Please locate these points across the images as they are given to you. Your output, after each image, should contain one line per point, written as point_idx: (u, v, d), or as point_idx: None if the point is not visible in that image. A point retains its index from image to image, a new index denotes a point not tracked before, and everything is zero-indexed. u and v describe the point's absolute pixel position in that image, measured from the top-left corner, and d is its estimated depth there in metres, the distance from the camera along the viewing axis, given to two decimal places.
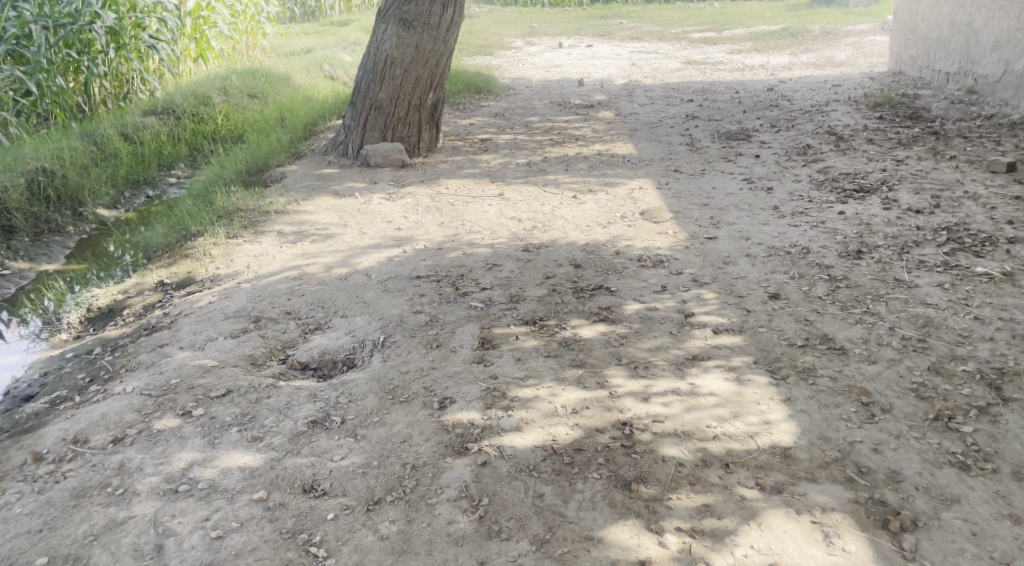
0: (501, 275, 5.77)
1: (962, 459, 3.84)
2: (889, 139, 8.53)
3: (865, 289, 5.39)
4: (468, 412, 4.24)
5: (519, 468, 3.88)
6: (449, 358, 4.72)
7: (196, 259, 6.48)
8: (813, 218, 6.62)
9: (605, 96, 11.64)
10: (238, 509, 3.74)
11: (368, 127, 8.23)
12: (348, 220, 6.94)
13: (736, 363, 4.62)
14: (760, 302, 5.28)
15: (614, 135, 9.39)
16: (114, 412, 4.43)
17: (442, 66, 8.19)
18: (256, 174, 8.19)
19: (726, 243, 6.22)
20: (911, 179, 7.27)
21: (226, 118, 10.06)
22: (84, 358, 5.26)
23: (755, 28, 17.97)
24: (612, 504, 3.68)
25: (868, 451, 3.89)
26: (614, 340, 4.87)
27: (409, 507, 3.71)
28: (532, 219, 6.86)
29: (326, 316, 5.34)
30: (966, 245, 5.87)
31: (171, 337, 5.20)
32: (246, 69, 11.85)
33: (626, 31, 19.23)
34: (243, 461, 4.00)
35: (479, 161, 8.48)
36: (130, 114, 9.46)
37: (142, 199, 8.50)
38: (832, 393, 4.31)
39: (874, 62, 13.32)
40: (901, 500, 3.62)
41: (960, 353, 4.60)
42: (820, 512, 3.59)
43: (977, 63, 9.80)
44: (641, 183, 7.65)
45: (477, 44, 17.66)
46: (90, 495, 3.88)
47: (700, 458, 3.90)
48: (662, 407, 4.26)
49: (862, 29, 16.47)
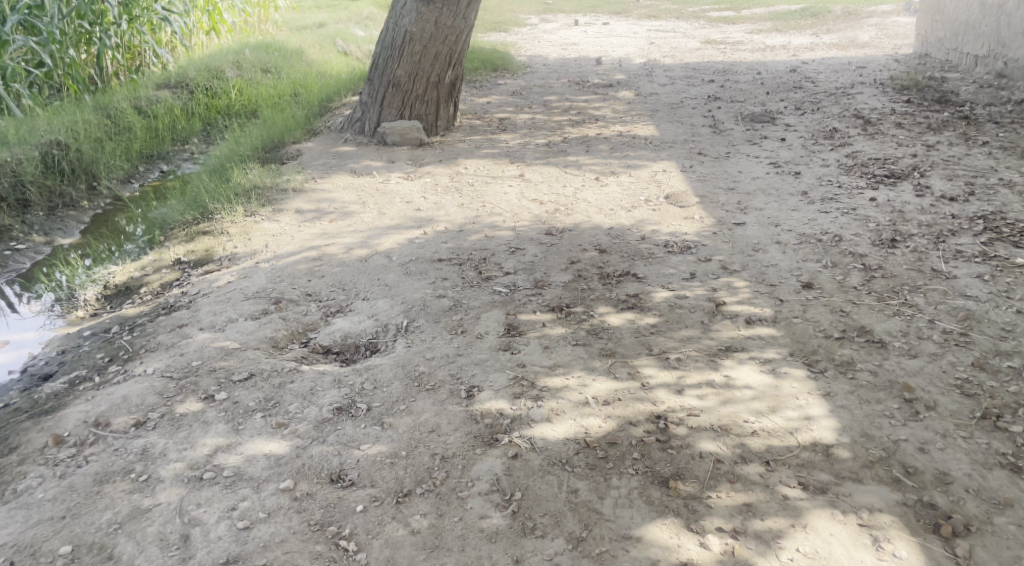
0: (525, 259, 5.63)
1: (1012, 461, 3.76)
2: (918, 124, 8.32)
3: (901, 279, 5.24)
4: (497, 401, 4.12)
5: (551, 461, 3.77)
6: (475, 345, 4.60)
7: (214, 237, 6.36)
8: (844, 204, 6.45)
9: (624, 75, 11.41)
10: (264, 498, 3.64)
11: (385, 105, 8.07)
12: (366, 199, 6.80)
13: (771, 355, 4.50)
14: (793, 292, 5.13)
15: (635, 116, 9.20)
16: (135, 394, 4.33)
17: (462, 43, 7.99)
18: (272, 151, 8.06)
19: (755, 229, 6.07)
20: (942, 165, 7.08)
21: (239, 93, 9.93)
22: (101, 337, 5.16)
23: (775, 7, 17.61)
24: (650, 502, 3.58)
25: (913, 450, 3.81)
26: (645, 329, 4.74)
27: (440, 500, 3.61)
28: (554, 201, 6.70)
29: (347, 298, 5.22)
30: (1005, 235, 5.71)
31: (190, 318, 5.09)
32: (259, 43, 11.70)
33: (643, 9, 18.91)
34: (268, 449, 3.89)
35: (498, 141, 8.31)
36: (143, 87, 9.32)
37: (156, 173, 8.39)
38: (873, 388, 4.21)
39: (899, 44, 13.04)
40: (951, 503, 3.55)
41: (1005, 348, 4.48)
42: (868, 514, 3.51)
43: (1008, 47, 9.56)
44: (664, 166, 7.47)
45: (491, 20, 17.40)
46: (113, 481, 3.79)
47: (739, 455, 3.80)
48: (697, 399, 4.14)
49: (886, 9, 16.14)
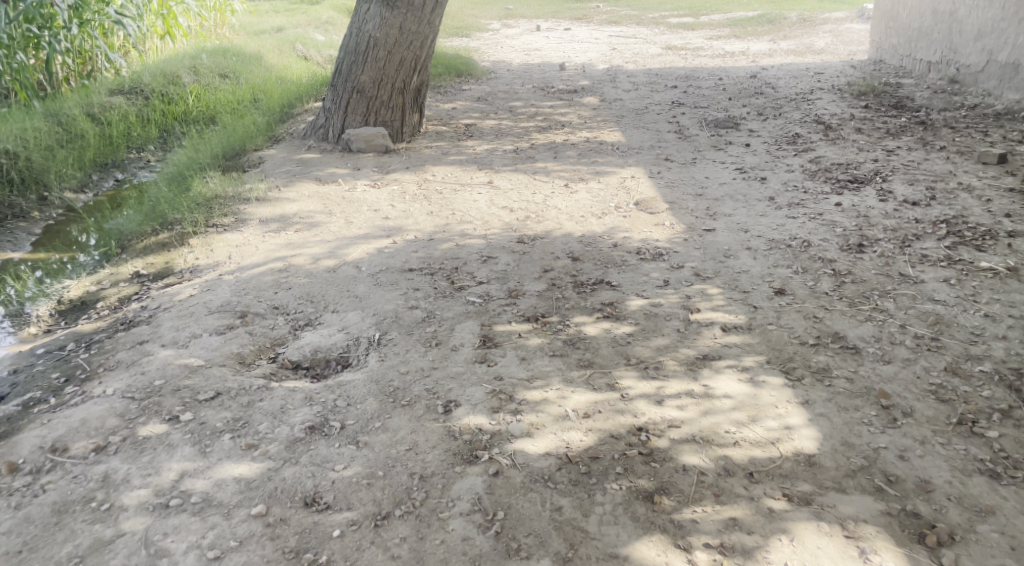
0: (497, 267, 5.54)
1: (990, 467, 3.76)
2: (877, 129, 8.41)
3: (871, 284, 5.25)
4: (475, 417, 4.02)
5: (533, 478, 3.69)
6: (450, 357, 4.49)
7: (174, 249, 6.16)
8: (810, 209, 6.47)
9: (588, 81, 11.38)
10: (236, 526, 3.49)
11: (349, 111, 7.93)
12: (332, 208, 6.65)
13: (748, 363, 4.46)
14: (767, 298, 5.12)
15: (600, 122, 9.17)
16: (95, 417, 4.14)
17: (427, 48, 7.88)
18: (233, 158, 7.86)
19: (725, 235, 6.05)
20: (904, 170, 7.14)
21: (196, 98, 9.70)
22: (56, 355, 4.94)
23: (732, 14, 17.75)
24: (636, 518, 3.51)
25: (894, 458, 3.80)
26: (621, 339, 4.68)
27: (421, 522, 3.50)
28: (524, 208, 6.62)
29: (316, 311, 5.08)
30: (968, 239, 5.75)
31: (151, 334, 4.90)
32: (216, 47, 11.45)
33: (604, 15, 18.95)
34: (239, 472, 3.74)
35: (464, 148, 8.21)
36: (95, 93, 9.05)
37: (111, 182, 8.14)
38: (850, 395, 4.19)
39: (854, 51, 13.21)
40: (934, 512, 3.54)
41: (976, 353, 4.50)
42: (853, 526, 3.49)
43: (959, 53, 9.67)
44: (633, 172, 7.44)
45: (453, 25, 17.28)
46: (73, 511, 3.61)
47: (722, 467, 3.76)
48: (677, 410, 4.09)
49: (839, 16, 16.35)
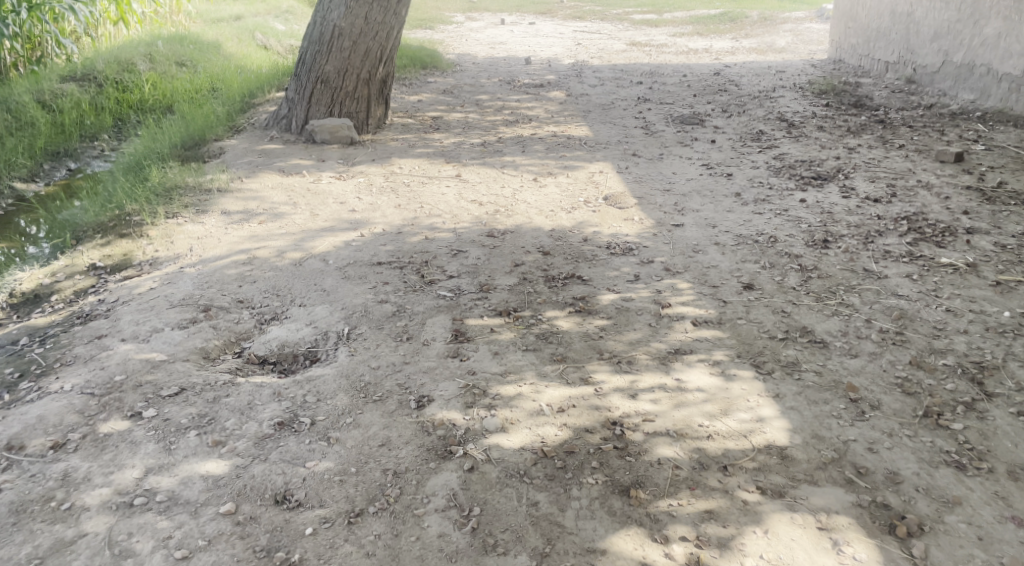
0: (467, 261, 5.49)
1: (957, 458, 3.81)
2: (838, 127, 8.52)
3: (837, 279, 5.30)
4: (448, 412, 3.97)
5: (509, 473, 3.65)
6: (422, 352, 4.43)
7: (132, 240, 6.00)
8: (776, 205, 6.52)
9: (554, 76, 11.35)
10: (204, 524, 3.39)
11: (313, 102, 7.79)
12: (298, 199, 6.53)
13: (719, 357, 4.47)
14: (736, 293, 5.14)
15: (568, 116, 9.15)
16: (53, 414, 3.99)
17: (393, 39, 7.79)
18: (192, 148, 7.68)
19: (694, 231, 6.07)
20: (865, 167, 7.24)
21: (153, 86, 9.47)
22: (9, 350, 4.77)
23: (695, 12, 17.85)
24: (612, 512, 3.49)
25: (864, 451, 3.83)
26: (593, 333, 4.66)
27: (395, 519, 3.44)
28: (493, 202, 6.57)
29: (283, 305, 4.98)
30: (928, 235, 5.84)
31: (110, 328, 4.75)
32: (172, 34, 11.20)
33: (568, 10, 18.95)
34: (206, 470, 3.64)
35: (431, 140, 8.12)
36: (46, 80, 8.81)
37: (64, 171, 7.91)
38: (820, 389, 4.22)
39: (814, 50, 13.38)
40: (904, 503, 3.58)
41: (939, 346, 4.56)
42: (827, 517, 3.51)
43: (916, 53, 9.83)
44: (601, 167, 7.43)
45: (416, 18, 17.14)
46: (32, 511, 3.48)
47: (697, 460, 3.76)
48: (650, 403, 4.09)
49: (798, 16, 16.58)
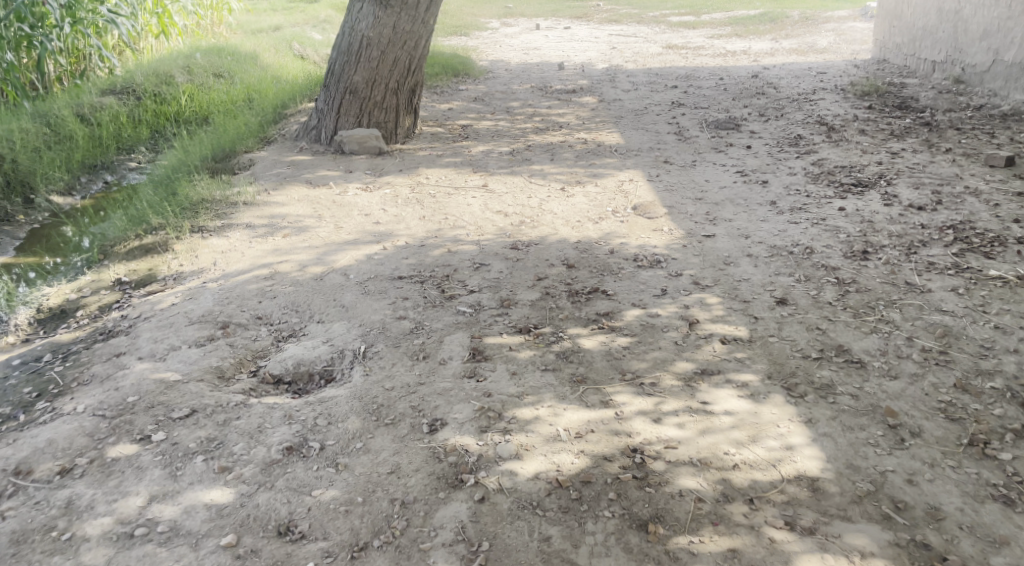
0: (489, 276, 5.34)
1: (1004, 492, 3.56)
2: (881, 130, 8.20)
3: (876, 293, 5.05)
4: (462, 437, 3.83)
5: (521, 505, 3.51)
6: (438, 372, 4.30)
7: (159, 255, 5.98)
8: (813, 214, 6.27)
9: (587, 81, 11.18)
10: (204, 558, 3.31)
11: (342, 112, 7.73)
12: (322, 212, 6.46)
13: (749, 378, 4.26)
14: (768, 308, 4.92)
15: (599, 123, 8.97)
16: (63, 437, 3.95)
17: (421, 48, 7.70)
18: (222, 160, 7.63)
19: (725, 242, 5.85)
20: (909, 173, 6.94)
21: (190, 98, 9.51)
22: (32, 367, 4.76)
23: (734, 12, 17.50)
24: (628, 550, 3.34)
25: (902, 483, 3.60)
26: (616, 352, 4.48)
27: (400, 554, 3.32)
28: (519, 213, 6.43)
29: (301, 321, 4.89)
30: (976, 245, 5.54)
31: (128, 346, 4.71)
32: (211, 46, 11.27)
33: (603, 13, 18.72)
34: (210, 498, 3.56)
35: (459, 149, 8.01)
36: (87, 93, 8.91)
37: (100, 184, 7.98)
38: (855, 414, 4.00)
39: (857, 50, 12.99)
40: (945, 543, 3.35)
41: (986, 367, 4.30)
42: (859, 558, 3.30)
43: (964, 52, 9.44)
44: (631, 175, 7.24)
45: (452, 24, 17.08)
46: (32, 541, 3.43)
47: (721, 492, 3.57)
48: (674, 429, 3.91)
49: (842, 15, 16.16)
